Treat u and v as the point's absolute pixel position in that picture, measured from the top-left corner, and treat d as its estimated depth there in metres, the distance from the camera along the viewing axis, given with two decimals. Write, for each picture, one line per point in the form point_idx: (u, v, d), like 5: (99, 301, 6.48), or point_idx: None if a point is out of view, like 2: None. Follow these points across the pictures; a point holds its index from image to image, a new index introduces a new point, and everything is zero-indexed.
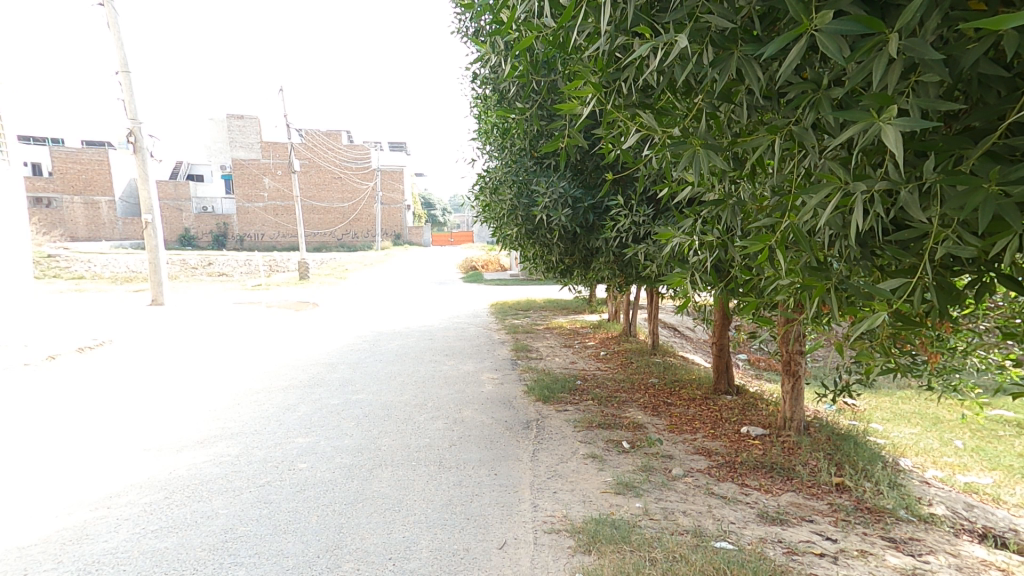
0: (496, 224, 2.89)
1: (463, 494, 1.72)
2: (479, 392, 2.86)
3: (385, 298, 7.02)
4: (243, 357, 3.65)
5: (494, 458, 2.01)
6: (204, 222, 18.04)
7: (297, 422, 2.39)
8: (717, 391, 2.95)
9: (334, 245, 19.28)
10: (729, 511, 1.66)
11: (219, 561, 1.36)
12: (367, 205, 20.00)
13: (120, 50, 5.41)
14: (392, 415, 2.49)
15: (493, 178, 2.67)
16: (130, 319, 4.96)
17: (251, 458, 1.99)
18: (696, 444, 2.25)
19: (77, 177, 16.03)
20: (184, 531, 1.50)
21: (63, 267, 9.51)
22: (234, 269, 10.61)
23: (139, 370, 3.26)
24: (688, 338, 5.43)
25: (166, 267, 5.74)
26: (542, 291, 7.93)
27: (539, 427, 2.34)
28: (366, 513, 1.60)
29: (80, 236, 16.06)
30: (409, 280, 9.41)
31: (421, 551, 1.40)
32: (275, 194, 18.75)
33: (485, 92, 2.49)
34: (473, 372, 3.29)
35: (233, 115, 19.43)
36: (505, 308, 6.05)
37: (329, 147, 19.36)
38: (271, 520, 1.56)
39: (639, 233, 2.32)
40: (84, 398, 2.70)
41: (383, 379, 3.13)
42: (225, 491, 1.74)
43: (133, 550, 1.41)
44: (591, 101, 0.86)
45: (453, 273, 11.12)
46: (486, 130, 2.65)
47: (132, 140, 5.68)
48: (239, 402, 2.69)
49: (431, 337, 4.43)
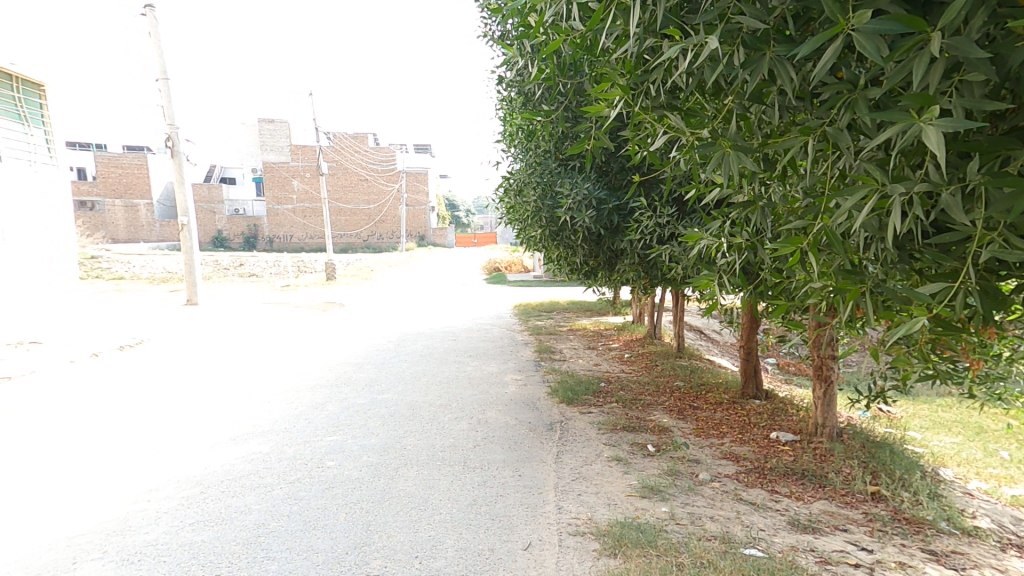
0: (520, 226, 2.90)
1: (487, 495, 1.73)
2: (501, 393, 2.87)
3: (408, 299, 7.10)
4: (274, 356, 3.75)
5: (518, 459, 2.02)
6: (236, 224, 18.62)
7: (325, 421, 2.43)
8: (745, 395, 2.88)
9: (359, 246, 19.59)
10: (758, 517, 1.63)
11: (251, 556, 1.39)
12: (393, 207, 20.25)
13: (160, 56, 5.60)
14: (416, 415, 2.51)
15: (517, 180, 2.67)
16: (166, 319, 5.13)
17: (282, 456, 2.04)
18: (724, 449, 2.21)
19: (120, 180, 16.77)
20: (219, 524, 1.55)
21: (105, 267, 9.95)
22: (264, 270, 10.90)
23: (175, 368, 3.37)
24: (714, 341, 5.34)
25: (200, 268, 5.92)
26: (566, 292, 7.90)
27: (562, 429, 2.34)
28: (391, 511, 1.62)
29: (121, 238, 16.73)
30: (434, 282, 9.52)
31: (446, 551, 1.41)
32: (304, 196, 19.17)
33: (509, 95, 2.52)
34: (496, 373, 3.29)
35: (265, 119, 20.07)
36: (528, 309, 6.06)
37: (356, 149, 19.75)
38: (301, 517, 1.59)
39: (664, 235, 2.29)
40: (125, 395, 2.82)
41: (408, 379, 3.17)
42: (258, 487, 1.78)
43: (172, 542, 1.46)
44: (618, 104, 0.86)
45: (476, 274, 11.19)
46: (512, 133, 2.66)
47: (171, 144, 5.88)
48: (269, 400, 2.76)
49: (454, 338, 4.45)
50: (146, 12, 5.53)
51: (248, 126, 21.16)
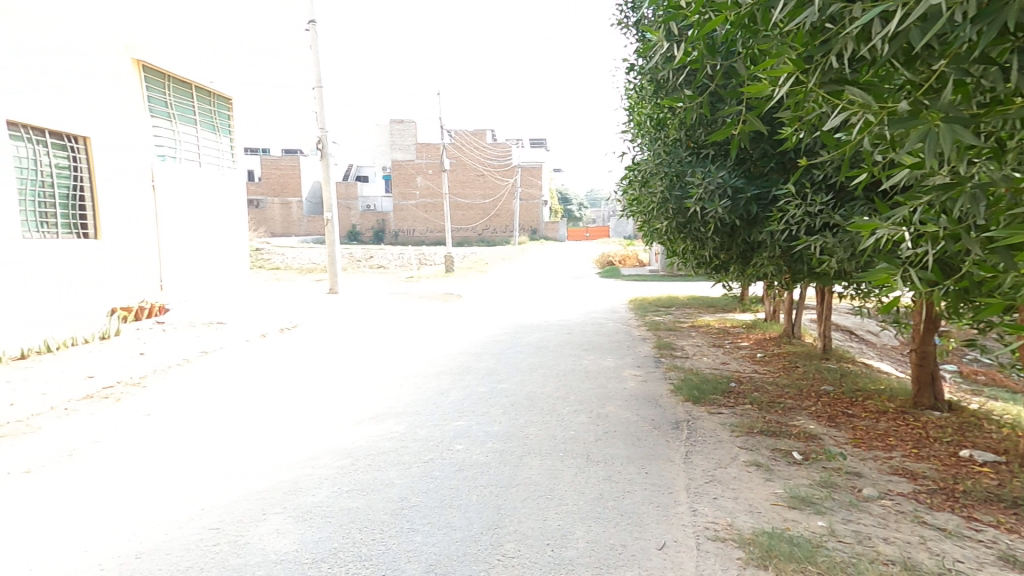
0: (644, 219, 2.81)
1: (614, 490, 1.71)
2: (621, 389, 2.81)
3: (522, 292, 7.24)
4: (403, 343, 4.07)
5: (643, 456, 1.97)
6: (369, 219, 20.42)
7: (452, 407, 2.57)
8: (918, 405, 2.53)
9: (474, 240, 20.42)
10: (949, 545, 1.40)
11: (398, 526, 1.52)
12: (507, 201, 20.79)
13: (316, 66, 6.30)
14: (535, 406, 2.56)
15: (642, 171, 2.57)
16: (312, 306, 5.79)
17: (415, 436, 2.20)
18: (893, 464, 1.95)
19: (278, 180, 19.31)
20: (369, 494, 1.71)
21: (266, 258, 11.53)
22: (390, 261, 11.86)
23: (322, 351, 3.80)
24: (870, 343, 4.75)
25: (339, 260, 6.58)
26: (687, 287, 7.51)
27: (690, 429, 2.24)
28: (519, 497, 1.66)
29: (276, 232, 19.25)
30: (546, 275, 9.63)
31: (576, 542, 1.42)
32: (426, 192, 20.43)
33: (642, 82, 2.48)
34: (613, 369, 3.22)
35: (396, 120, 21.88)
36: (645, 304, 5.88)
37: (475, 145, 20.69)
38: (437, 494, 1.70)
39: (814, 226, 2.12)
40: (286, 372, 3.23)
41: (525, 370, 3.23)
42: (398, 463, 1.94)
43: (333, 506, 1.64)
44: (789, 80, 0.88)
45: (589, 268, 11.12)
46: (642, 122, 2.61)
47: (320, 147, 6.60)
48: (401, 384, 3.00)
49: (569, 332, 4.45)
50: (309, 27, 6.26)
51: (382, 128, 23.24)
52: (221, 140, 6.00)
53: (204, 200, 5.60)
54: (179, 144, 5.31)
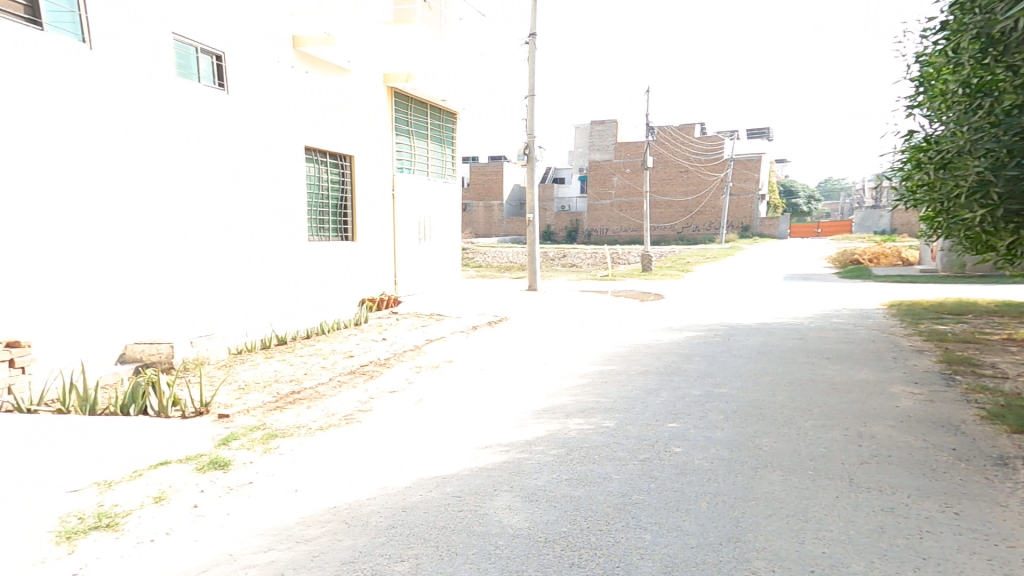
0: (951, 207, 2.43)
1: (903, 526, 1.47)
2: (892, 408, 2.40)
3: (736, 293, 6.77)
4: (600, 340, 4.15)
5: (949, 493, 1.66)
6: (563, 219, 21.51)
7: (662, 407, 2.52)
8: None
9: (672, 237, 19.87)
10: None
11: (624, 520, 1.54)
12: (714, 198, 19.73)
13: (531, 76, 6.89)
14: (766, 416, 2.35)
15: (954, 149, 2.30)
16: (517, 302, 6.27)
17: (628, 433, 2.21)
18: None
19: (484, 186, 21.71)
20: (587, 485, 1.77)
21: (475, 257, 13.08)
22: (583, 260, 12.29)
23: (524, 345, 4.10)
24: None
25: (538, 259, 7.00)
26: (992, 293, 6.15)
27: (1021, 470, 1.80)
28: (762, 512, 1.56)
29: (480, 233, 21.61)
30: (765, 275, 8.86)
31: (856, 573, 1.28)
32: (622, 190, 20.65)
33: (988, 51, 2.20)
34: (874, 384, 2.77)
35: (597, 122, 23.00)
36: (911, 309, 4.98)
37: (683, 141, 19.93)
38: (660, 495, 1.68)
39: None
40: (497, 363, 3.56)
41: (747, 376, 2.99)
42: (613, 458, 1.97)
43: (555, 491, 1.74)
44: None
45: (825, 267, 9.98)
46: (966, 91, 2.30)
47: (528, 152, 7.17)
48: (603, 379, 3.05)
49: (800, 338, 3.96)
50: (529, 41, 6.90)
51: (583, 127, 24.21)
52: (446, 151, 6.97)
53: (426, 199, 6.54)
54: (415, 158, 6.32)
